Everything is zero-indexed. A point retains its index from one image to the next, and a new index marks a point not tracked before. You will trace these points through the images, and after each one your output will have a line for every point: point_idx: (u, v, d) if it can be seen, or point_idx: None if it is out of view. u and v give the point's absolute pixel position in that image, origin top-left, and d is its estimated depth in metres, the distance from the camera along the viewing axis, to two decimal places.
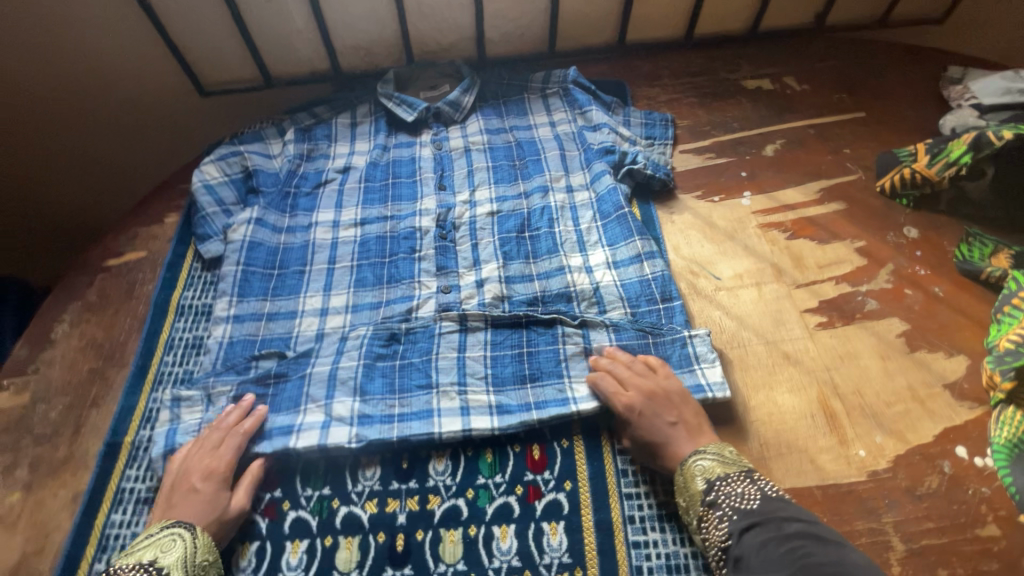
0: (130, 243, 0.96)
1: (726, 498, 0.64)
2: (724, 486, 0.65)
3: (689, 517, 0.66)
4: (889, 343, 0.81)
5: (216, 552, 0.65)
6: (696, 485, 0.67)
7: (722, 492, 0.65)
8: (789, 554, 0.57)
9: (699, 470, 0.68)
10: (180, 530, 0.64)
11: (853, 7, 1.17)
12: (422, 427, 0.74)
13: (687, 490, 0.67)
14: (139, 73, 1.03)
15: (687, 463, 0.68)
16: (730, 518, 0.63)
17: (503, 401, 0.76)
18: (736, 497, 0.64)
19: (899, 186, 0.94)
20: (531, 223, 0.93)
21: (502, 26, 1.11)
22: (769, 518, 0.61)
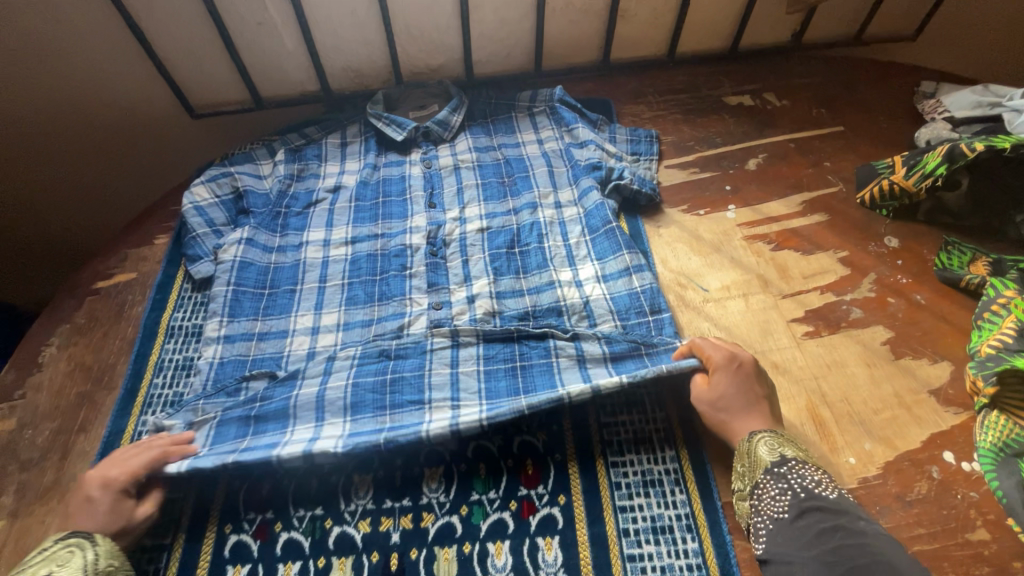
0: (120, 265, 0.95)
1: (797, 479, 0.64)
2: (798, 469, 0.65)
3: (740, 483, 0.69)
4: (874, 350, 0.82)
5: (121, 557, 0.64)
6: (762, 456, 0.68)
7: (794, 473, 0.65)
8: (847, 548, 0.57)
9: (773, 445, 0.68)
10: (76, 541, 0.63)
11: (827, 25, 1.21)
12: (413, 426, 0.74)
13: (752, 460, 0.68)
14: (132, 97, 1.04)
15: (755, 434, 0.69)
16: (794, 496, 0.63)
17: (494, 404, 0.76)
18: (805, 483, 0.64)
19: (879, 198, 0.96)
20: (521, 239, 0.94)
21: (489, 46, 1.14)
22: (839, 511, 0.61)
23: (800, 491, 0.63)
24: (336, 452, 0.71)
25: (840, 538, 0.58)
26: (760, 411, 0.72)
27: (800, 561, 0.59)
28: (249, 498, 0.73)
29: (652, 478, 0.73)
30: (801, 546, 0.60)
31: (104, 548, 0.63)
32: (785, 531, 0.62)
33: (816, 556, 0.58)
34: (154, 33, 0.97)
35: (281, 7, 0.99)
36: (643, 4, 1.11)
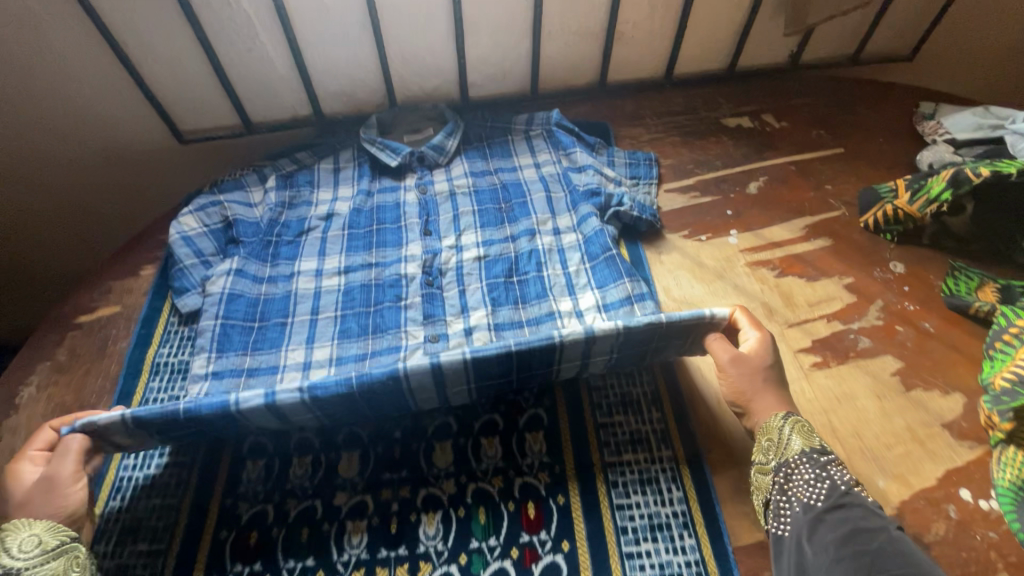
0: (104, 297, 0.92)
1: (834, 472, 0.64)
2: (833, 463, 0.66)
3: (761, 456, 0.69)
4: (884, 382, 0.80)
5: (42, 523, 0.61)
6: (796, 442, 0.67)
7: (830, 467, 0.65)
8: (882, 552, 0.57)
9: (809, 434, 0.68)
10: None
11: (824, 46, 1.21)
12: (400, 410, 0.76)
13: (784, 439, 0.68)
14: (117, 124, 1.01)
15: (790, 416, 0.69)
16: (830, 488, 0.63)
17: (482, 391, 0.75)
18: (843, 477, 0.64)
19: (883, 222, 0.94)
20: (519, 267, 0.91)
21: (485, 70, 1.12)
22: (874, 513, 0.61)
23: (837, 484, 0.64)
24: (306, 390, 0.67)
25: (874, 537, 0.59)
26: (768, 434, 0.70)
27: (832, 554, 0.58)
28: (236, 549, 0.69)
29: (660, 521, 0.70)
30: (835, 539, 0.59)
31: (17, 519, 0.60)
32: (813, 516, 0.62)
33: (849, 551, 0.58)
34: (142, 60, 0.96)
35: (272, 32, 0.98)
36: (640, 27, 1.11)
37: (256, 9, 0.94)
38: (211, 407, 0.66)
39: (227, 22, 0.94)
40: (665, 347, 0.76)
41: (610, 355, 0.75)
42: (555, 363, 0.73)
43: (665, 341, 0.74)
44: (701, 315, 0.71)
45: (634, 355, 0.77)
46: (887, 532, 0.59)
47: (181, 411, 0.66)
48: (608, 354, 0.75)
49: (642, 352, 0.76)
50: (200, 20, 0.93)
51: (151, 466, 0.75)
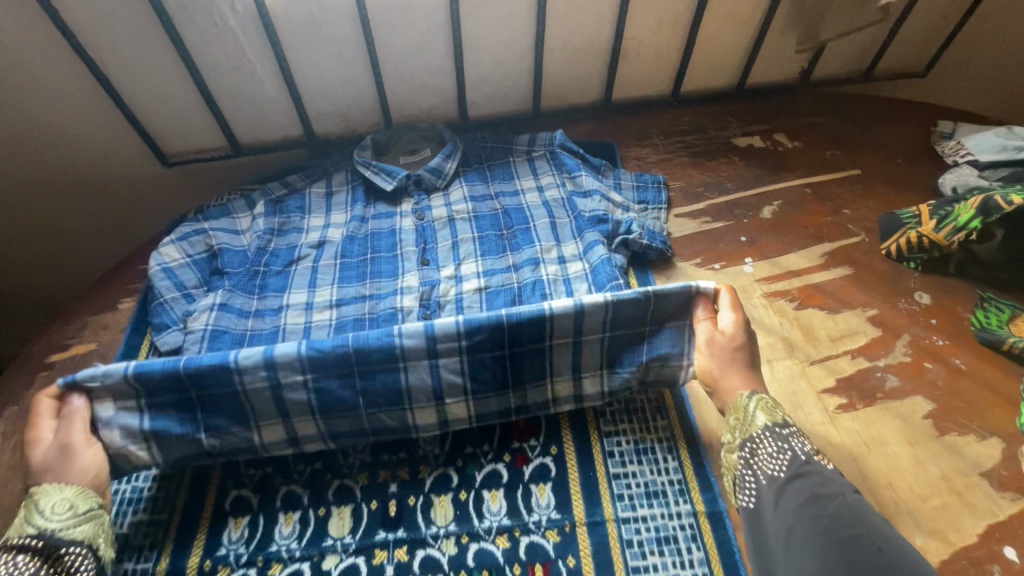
0: (78, 333, 0.86)
1: (797, 444, 0.63)
2: (797, 436, 0.64)
3: (729, 436, 0.67)
4: (915, 425, 0.74)
5: (75, 488, 0.62)
6: (759, 419, 0.65)
7: (792, 440, 0.63)
8: (837, 517, 0.56)
9: (772, 409, 0.66)
10: (46, 493, 0.60)
11: (836, 63, 1.16)
12: (393, 413, 0.70)
13: (749, 416, 0.66)
14: (96, 147, 0.96)
15: (753, 395, 0.67)
16: (791, 457, 0.61)
17: (478, 380, 0.70)
18: (804, 448, 0.62)
19: (906, 250, 0.90)
20: (522, 300, 0.86)
21: (485, 88, 1.07)
22: (833, 480, 0.59)
23: (798, 454, 0.62)
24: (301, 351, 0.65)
25: (832, 503, 0.57)
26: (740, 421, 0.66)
27: (791, 524, 0.57)
28: None
29: None
30: (795, 508, 0.57)
31: (48, 484, 0.61)
32: (776, 487, 0.60)
33: (807, 519, 0.56)
34: (123, 81, 0.91)
35: (259, 50, 0.92)
36: (646, 43, 1.06)
37: (242, 26, 0.89)
38: (210, 362, 0.64)
39: (211, 39, 0.89)
40: (656, 341, 0.72)
41: (604, 337, 0.71)
42: (548, 340, 0.70)
43: (661, 322, 0.71)
44: (685, 288, 0.70)
45: (638, 348, 0.72)
46: (845, 499, 0.57)
47: (181, 367, 0.64)
48: (604, 342, 0.71)
49: (640, 335, 0.72)
50: (183, 38, 0.88)
51: (122, 525, 0.68)
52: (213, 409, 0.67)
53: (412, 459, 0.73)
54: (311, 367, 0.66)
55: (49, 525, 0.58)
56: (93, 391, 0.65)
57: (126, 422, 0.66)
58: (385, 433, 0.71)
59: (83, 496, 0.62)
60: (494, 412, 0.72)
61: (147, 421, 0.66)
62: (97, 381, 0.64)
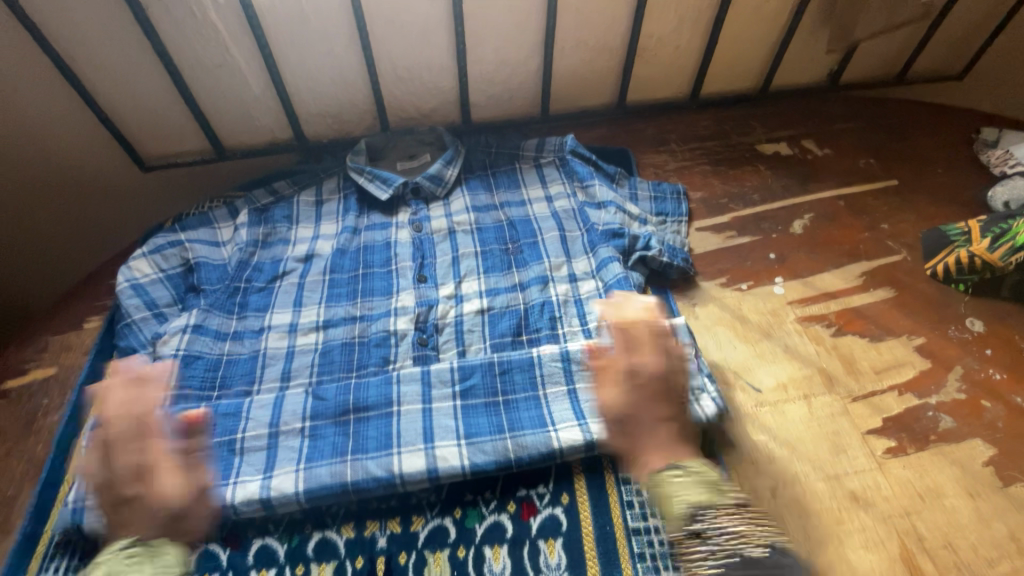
0: (38, 357, 0.79)
1: (715, 530, 0.57)
2: (715, 517, 0.58)
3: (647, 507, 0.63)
4: (976, 475, 0.65)
5: None
6: (675, 508, 0.59)
7: (711, 528, 0.57)
8: None
9: (684, 493, 0.59)
10: None
11: (870, 65, 1.08)
12: (380, 462, 0.63)
13: (670, 506, 0.60)
14: (63, 151, 0.87)
15: (659, 477, 0.61)
16: (716, 552, 0.56)
17: (471, 425, 0.67)
18: (723, 533, 0.57)
19: (954, 271, 0.81)
20: (530, 323, 0.77)
21: (490, 88, 0.99)
22: (757, 562, 0.56)
23: (726, 550, 0.56)
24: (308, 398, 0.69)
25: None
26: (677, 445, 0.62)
27: None
28: None
29: None
30: None
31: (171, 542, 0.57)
32: None
33: None
34: (93, 78, 0.82)
35: (244, 46, 0.84)
36: (665, 42, 0.98)
37: (225, 21, 0.81)
38: (226, 410, 0.68)
39: (189, 32, 0.81)
40: None
41: None
42: (540, 387, 0.70)
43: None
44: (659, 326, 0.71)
45: None
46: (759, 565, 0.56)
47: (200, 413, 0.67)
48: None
49: None
50: (159, 33, 0.80)
51: None
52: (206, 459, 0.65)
53: (403, 508, 0.64)
54: (311, 416, 0.67)
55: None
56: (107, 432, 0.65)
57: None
58: (367, 492, 0.63)
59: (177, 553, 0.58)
60: (490, 463, 0.64)
61: None
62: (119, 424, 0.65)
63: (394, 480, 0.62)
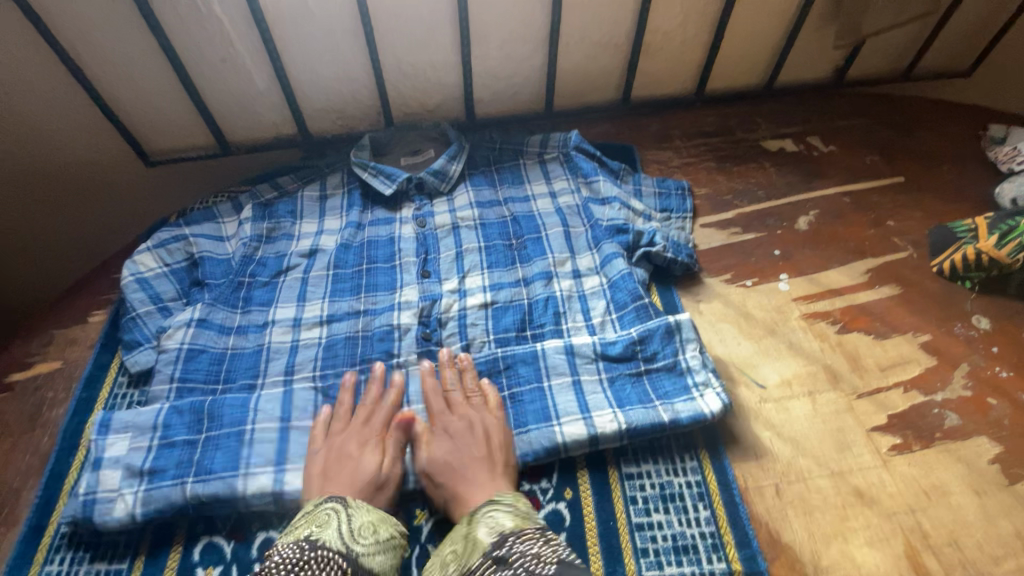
0: (43, 350, 0.79)
1: (517, 555, 0.49)
2: (514, 542, 0.51)
3: (454, 554, 0.54)
4: (982, 472, 0.65)
5: (376, 520, 0.58)
6: (482, 537, 0.53)
7: (512, 548, 0.51)
8: None
9: (493, 520, 0.56)
10: (336, 506, 0.57)
11: (876, 61, 1.07)
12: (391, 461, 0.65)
13: (475, 538, 0.54)
14: (69, 146, 0.87)
15: (477, 513, 0.57)
16: None
17: None
18: (522, 554, 0.49)
19: (961, 267, 0.80)
20: (534, 318, 0.77)
21: (494, 84, 0.99)
22: None
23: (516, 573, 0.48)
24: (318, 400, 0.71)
25: None
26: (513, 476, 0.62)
27: None
28: None
29: None
30: None
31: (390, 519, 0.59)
32: None
33: None
34: (98, 72, 0.82)
35: (248, 41, 0.84)
36: (670, 37, 0.97)
37: (230, 15, 0.81)
38: (235, 402, 0.68)
39: (194, 27, 0.81)
40: (655, 382, 0.69)
41: (601, 377, 0.70)
42: (544, 381, 0.70)
43: (651, 361, 0.70)
44: (664, 321, 0.71)
45: (639, 391, 0.69)
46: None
47: (207, 404, 0.67)
48: (600, 382, 0.70)
49: (636, 374, 0.70)
50: (164, 28, 0.80)
51: None
52: (217, 449, 0.65)
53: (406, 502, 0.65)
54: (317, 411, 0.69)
55: (351, 545, 0.53)
56: (115, 426, 0.65)
57: (131, 460, 0.63)
58: None
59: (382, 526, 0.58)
60: None
61: (151, 458, 0.64)
62: (130, 416, 0.66)
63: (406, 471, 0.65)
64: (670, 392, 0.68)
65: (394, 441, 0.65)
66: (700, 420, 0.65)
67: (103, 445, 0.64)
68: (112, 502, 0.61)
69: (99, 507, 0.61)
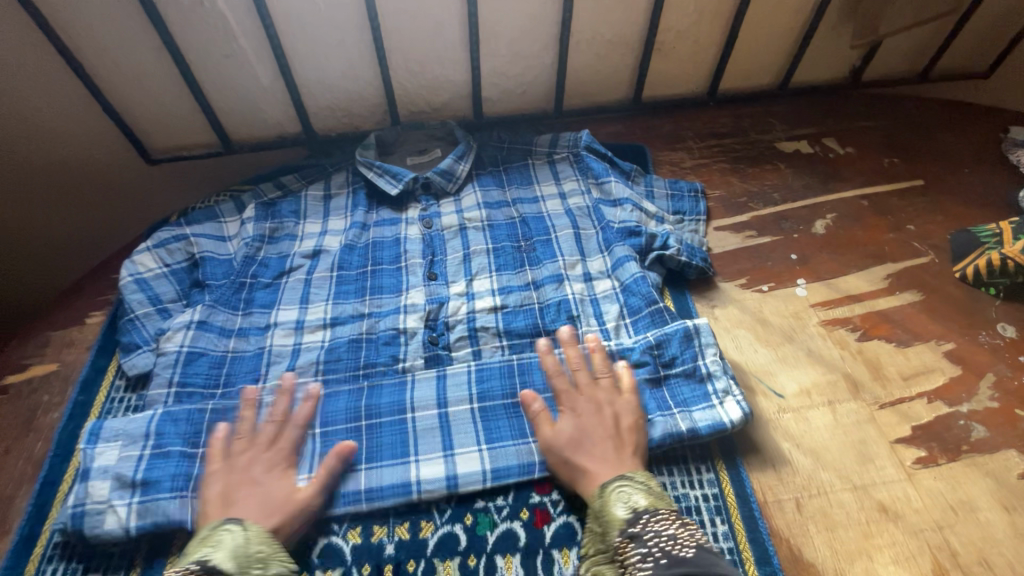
0: (39, 352, 0.77)
1: (654, 535, 0.51)
2: (653, 521, 0.53)
3: (591, 530, 0.56)
4: (1011, 487, 0.62)
5: (273, 543, 0.55)
6: (617, 512, 0.54)
7: (648, 528, 0.52)
8: None
9: (625, 497, 0.56)
10: (232, 527, 0.55)
11: (893, 61, 1.05)
12: (397, 470, 0.63)
13: (608, 513, 0.55)
14: (69, 142, 0.86)
15: (608, 485, 0.57)
16: (654, 560, 0.49)
17: (492, 429, 0.66)
18: (663, 536, 0.51)
19: (985, 273, 0.78)
20: (545, 322, 0.75)
21: (503, 83, 0.97)
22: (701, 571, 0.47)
23: (657, 554, 0.50)
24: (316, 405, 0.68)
25: None
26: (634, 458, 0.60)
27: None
28: None
29: None
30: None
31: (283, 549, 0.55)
32: None
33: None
34: (100, 67, 0.80)
35: (253, 37, 0.82)
36: (683, 36, 0.95)
37: (233, 9, 0.79)
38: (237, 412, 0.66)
39: (197, 21, 0.79)
40: (674, 390, 0.67)
41: None
42: None
43: (669, 366, 0.68)
44: (681, 325, 0.69)
45: (657, 398, 0.66)
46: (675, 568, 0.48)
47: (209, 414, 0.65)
48: None
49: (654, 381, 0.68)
50: (167, 23, 0.78)
51: None
52: None
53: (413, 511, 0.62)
54: (322, 421, 0.66)
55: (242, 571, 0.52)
56: (108, 435, 0.63)
57: (121, 471, 0.61)
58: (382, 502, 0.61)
59: (279, 553, 0.55)
60: (513, 467, 0.63)
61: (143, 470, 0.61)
62: (122, 424, 0.63)
63: (410, 488, 0.62)
64: (689, 400, 0.66)
65: (325, 467, 0.61)
66: (718, 432, 0.63)
67: (92, 455, 0.61)
68: (101, 515, 0.59)
69: (90, 520, 0.58)
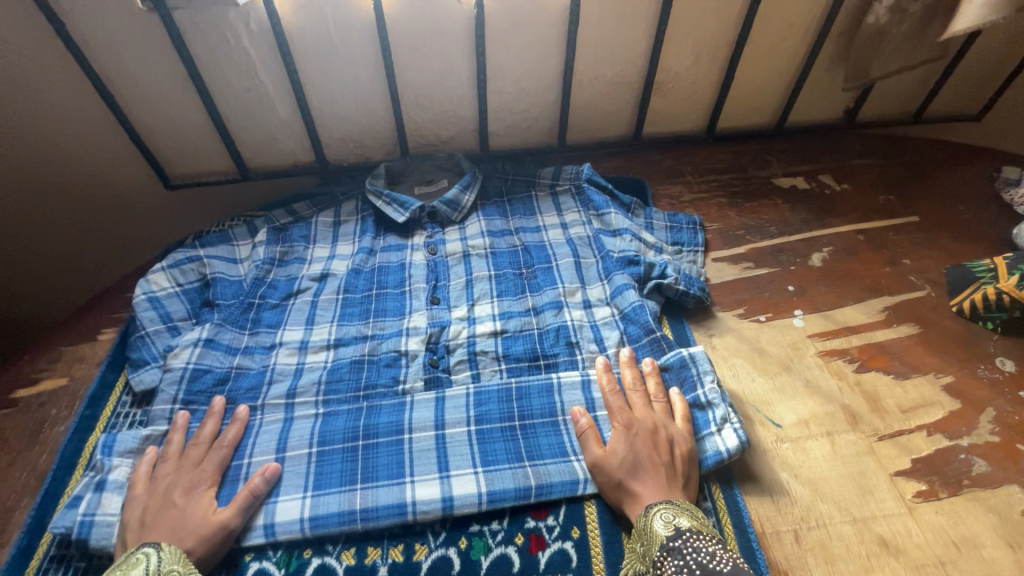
0: (51, 366, 0.79)
1: (692, 553, 0.53)
2: (693, 540, 0.54)
3: (632, 547, 0.58)
4: (1015, 524, 0.61)
5: (186, 563, 0.55)
6: (658, 530, 0.56)
7: (689, 547, 0.54)
8: None
9: (668, 516, 0.57)
10: (146, 551, 0.55)
11: (886, 103, 1.09)
12: (392, 491, 0.63)
13: (649, 531, 0.57)
14: (97, 167, 0.91)
15: (651, 507, 0.58)
16: None
17: (488, 453, 0.66)
18: (701, 557, 0.53)
19: (981, 308, 0.79)
20: (545, 347, 0.76)
21: (508, 118, 1.01)
22: None
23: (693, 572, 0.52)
24: (315, 425, 0.69)
25: None
26: (667, 479, 0.60)
27: None
28: None
29: None
30: None
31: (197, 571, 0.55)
32: None
33: None
34: (128, 100, 0.86)
35: (271, 68, 0.87)
36: (681, 76, 1.00)
37: (256, 47, 0.84)
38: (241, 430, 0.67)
39: (221, 58, 0.84)
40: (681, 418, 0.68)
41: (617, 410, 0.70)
42: (560, 416, 0.69)
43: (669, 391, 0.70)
44: (679, 355, 0.71)
45: None
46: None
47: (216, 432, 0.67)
48: None
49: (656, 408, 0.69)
50: (193, 56, 0.83)
51: None
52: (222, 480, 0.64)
53: (409, 535, 0.62)
54: (320, 441, 0.67)
55: None
56: (117, 450, 0.65)
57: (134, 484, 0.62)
58: (376, 524, 0.61)
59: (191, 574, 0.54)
60: (509, 491, 0.63)
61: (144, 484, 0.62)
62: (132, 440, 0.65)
63: (406, 509, 0.61)
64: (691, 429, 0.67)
65: (247, 489, 0.61)
66: (717, 462, 0.64)
67: (108, 467, 0.63)
68: (110, 527, 0.60)
69: (96, 531, 0.59)
